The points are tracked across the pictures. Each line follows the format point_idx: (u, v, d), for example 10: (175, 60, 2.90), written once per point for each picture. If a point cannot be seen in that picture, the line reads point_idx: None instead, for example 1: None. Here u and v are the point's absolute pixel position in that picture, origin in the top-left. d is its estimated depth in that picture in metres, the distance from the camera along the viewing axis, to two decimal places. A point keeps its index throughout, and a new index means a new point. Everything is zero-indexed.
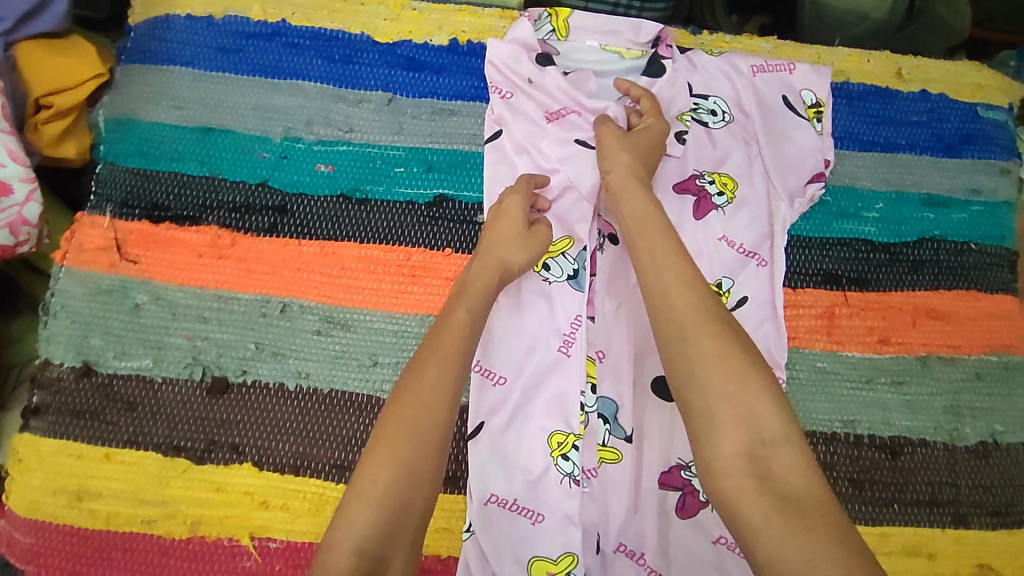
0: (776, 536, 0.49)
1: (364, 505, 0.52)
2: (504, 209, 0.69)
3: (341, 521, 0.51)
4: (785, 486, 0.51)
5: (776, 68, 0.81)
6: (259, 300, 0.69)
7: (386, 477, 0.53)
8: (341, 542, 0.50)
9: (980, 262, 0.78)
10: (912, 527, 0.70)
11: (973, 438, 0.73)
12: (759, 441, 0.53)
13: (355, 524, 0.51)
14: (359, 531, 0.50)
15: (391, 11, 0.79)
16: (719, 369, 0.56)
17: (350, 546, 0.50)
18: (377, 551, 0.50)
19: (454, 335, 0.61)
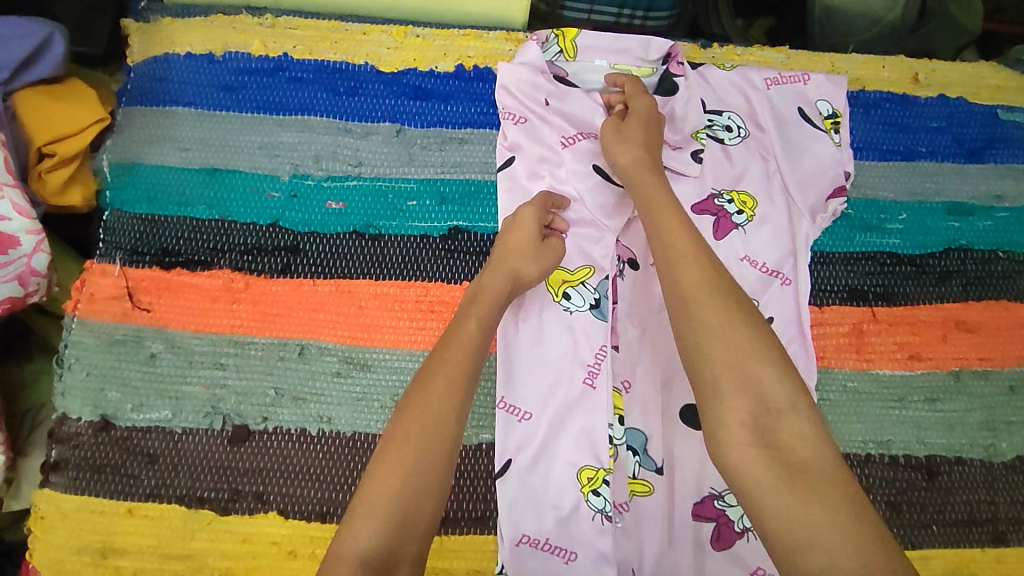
0: (801, 532, 0.46)
1: (371, 514, 0.51)
2: (518, 221, 0.68)
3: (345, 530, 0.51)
4: (808, 478, 0.49)
5: (789, 80, 0.79)
6: (277, 344, 0.67)
7: (393, 487, 0.52)
8: (347, 551, 0.49)
9: (1009, 270, 0.76)
10: (953, 549, 0.68)
11: (1010, 453, 0.71)
12: (766, 412, 0.52)
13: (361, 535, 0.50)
14: (364, 539, 0.50)
15: (394, 40, 0.79)
16: (724, 344, 0.54)
17: (355, 554, 0.49)
18: (383, 559, 0.50)
19: (474, 374, 0.59)
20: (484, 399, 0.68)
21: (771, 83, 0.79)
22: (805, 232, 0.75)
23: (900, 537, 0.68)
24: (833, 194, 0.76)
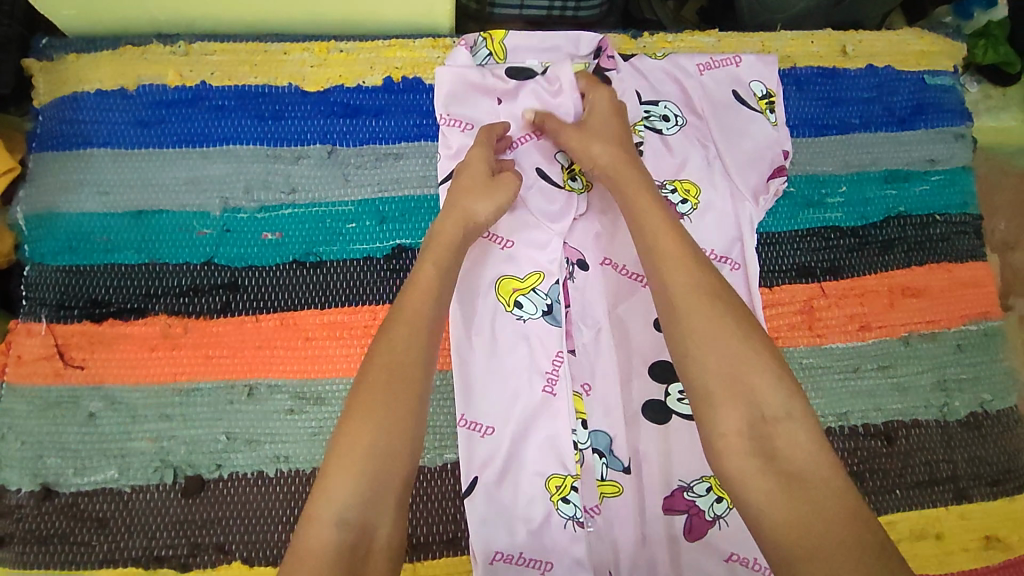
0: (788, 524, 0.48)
1: (347, 475, 0.51)
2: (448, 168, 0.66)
3: (319, 495, 0.51)
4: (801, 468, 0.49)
5: (723, 63, 0.78)
6: (223, 387, 0.65)
7: (363, 444, 0.52)
8: (322, 514, 0.50)
9: (948, 231, 0.78)
10: (917, 511, 0.70)
11: (963, 410, 0.73)
12: (766, 413, 0.52)
13: (335, 501, 0.51)
14: (340, 500, 0.51)
15: (317, 57, 0.75)
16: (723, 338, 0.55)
17: (332, 517, 0.50)
18: (360, 519, 0.50)
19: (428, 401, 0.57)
20: (444, 418, 0.67)
21: (705, 67, 0.78)
22: (750, 213, 0.75)
23: (888, 503, 0.70)
24: (774, 174, 0.76)
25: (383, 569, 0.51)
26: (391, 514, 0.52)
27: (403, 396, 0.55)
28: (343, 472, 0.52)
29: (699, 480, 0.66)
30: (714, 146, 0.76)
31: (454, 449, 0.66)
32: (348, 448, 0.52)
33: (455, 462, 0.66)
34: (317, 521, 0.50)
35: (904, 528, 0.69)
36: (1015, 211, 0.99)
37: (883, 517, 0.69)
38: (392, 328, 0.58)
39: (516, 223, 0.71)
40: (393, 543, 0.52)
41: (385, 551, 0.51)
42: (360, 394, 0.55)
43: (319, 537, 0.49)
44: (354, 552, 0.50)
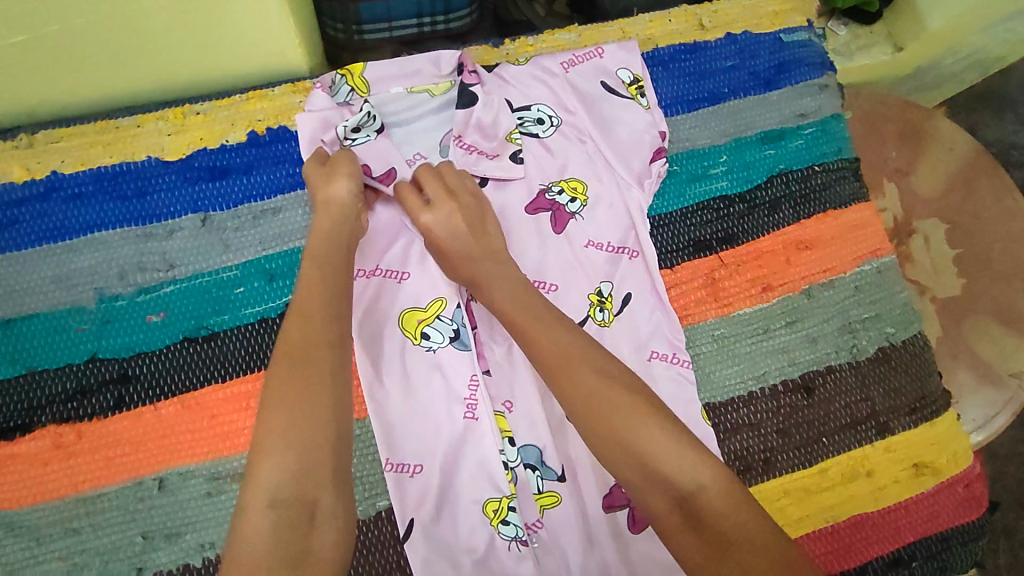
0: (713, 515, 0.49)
1: (272, 456, 0.50)
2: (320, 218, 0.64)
3: (247, 479, 0.49)
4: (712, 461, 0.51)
5: (586, 56, 0.78)
6: (132, 486, 0.63)
7: (284, 424, 0.51)
8: (252, 497, 0.48)
9: (828, 180, 0.80)
10: (846, 454, 0.72)
11: (871, 348, 0.75)
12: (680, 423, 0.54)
13: (262, 483, 0.49)
14: (269, 478, 0.49)
15: (172, 124, 0.72)
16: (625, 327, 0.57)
17: (264, 498, 0.48)
18: (294, 494, 0.49)
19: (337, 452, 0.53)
20: (370, 466, 0.65)
21: (567, 64, 0.77)
22: (636, 199, 0.75)
23: (761, 475, 0.70)
24: (653, 156, 0.76)
25: (331, 540, 0.49)
26: (330, 484, 0.50)
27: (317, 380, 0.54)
28: (268, 453, 0.50)
29: None
30: (591, 140, 0.77)
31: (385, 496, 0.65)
32: (268, 434, 0.51)
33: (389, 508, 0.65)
34: (250, 507, 0.48)
35: (773, 504, 0.70)
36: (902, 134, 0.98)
37: (754, 488, 0.70)
38: (298, 336, 0.56)
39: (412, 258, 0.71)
40: (340, 513, 0.50)
41: (331, 520, 0.49)
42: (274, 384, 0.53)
43: (255, 523, 0.47)
44: (297, 528, 0.48)
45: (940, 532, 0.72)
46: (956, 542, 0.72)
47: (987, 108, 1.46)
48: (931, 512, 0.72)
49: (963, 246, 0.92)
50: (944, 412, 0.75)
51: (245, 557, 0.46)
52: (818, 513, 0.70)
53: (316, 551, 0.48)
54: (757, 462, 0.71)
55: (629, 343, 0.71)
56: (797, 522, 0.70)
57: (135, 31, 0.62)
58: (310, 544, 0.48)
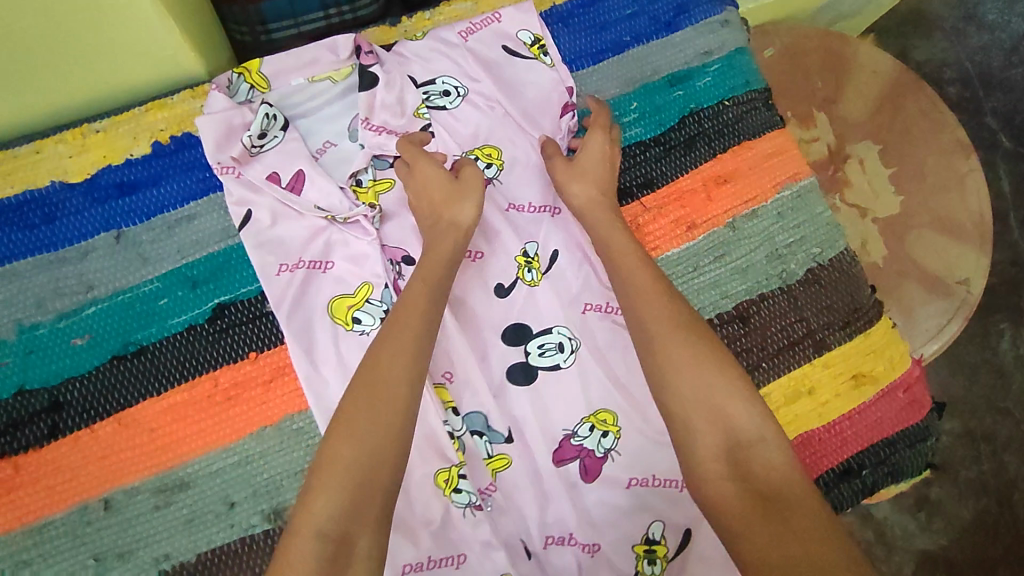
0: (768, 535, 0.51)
1: (325, 489, 0.52)
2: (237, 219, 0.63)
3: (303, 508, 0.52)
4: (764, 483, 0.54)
5: (484, 21, 0.77)
6: (78, 511, 0.63)
7: (342, 459, 0.53)
8: (303, 526, 0.51)
9: (739, 113, 0.80)
10: (787, 375, 0.73)
11: (800, 270, 0.77)
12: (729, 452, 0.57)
13: (315, 513, 0.52)
14: (320, 512, 0.52)
15: (73, 144, 0.70)
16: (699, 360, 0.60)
17: (313, 529, 0.51)
18: (339, 529, 0.51)
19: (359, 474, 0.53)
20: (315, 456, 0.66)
21: (465, 32, 0.77)
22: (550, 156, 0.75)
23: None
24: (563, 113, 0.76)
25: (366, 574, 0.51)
26: (371, 523, 0.52)
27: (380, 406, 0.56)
28: (325, 482, 0.53)
29: (580, 423, 0.69)
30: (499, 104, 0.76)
31: None
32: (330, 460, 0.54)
33: None
34: (299, 534, 0.51)
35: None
36: (825, 67, 1.03)
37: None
38: None
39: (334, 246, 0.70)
40: (374, 552, 0.52)
41: (365, 559, 0.52)
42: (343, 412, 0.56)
43: (300, 549, 0.50)
44: (334, 561, 0.50)
45: (886, 439, 0.74)
46: (903, 446, 0.74)
47: (912, 31, 1.47)
48: (875, 420, 0.74)
49: (897, 164, 0.99)
50: (878, 321, 0.76)
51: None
52: None
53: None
54: None
55: (559, 301, 0.71)
56: None
57: (23, 54, 0.62)
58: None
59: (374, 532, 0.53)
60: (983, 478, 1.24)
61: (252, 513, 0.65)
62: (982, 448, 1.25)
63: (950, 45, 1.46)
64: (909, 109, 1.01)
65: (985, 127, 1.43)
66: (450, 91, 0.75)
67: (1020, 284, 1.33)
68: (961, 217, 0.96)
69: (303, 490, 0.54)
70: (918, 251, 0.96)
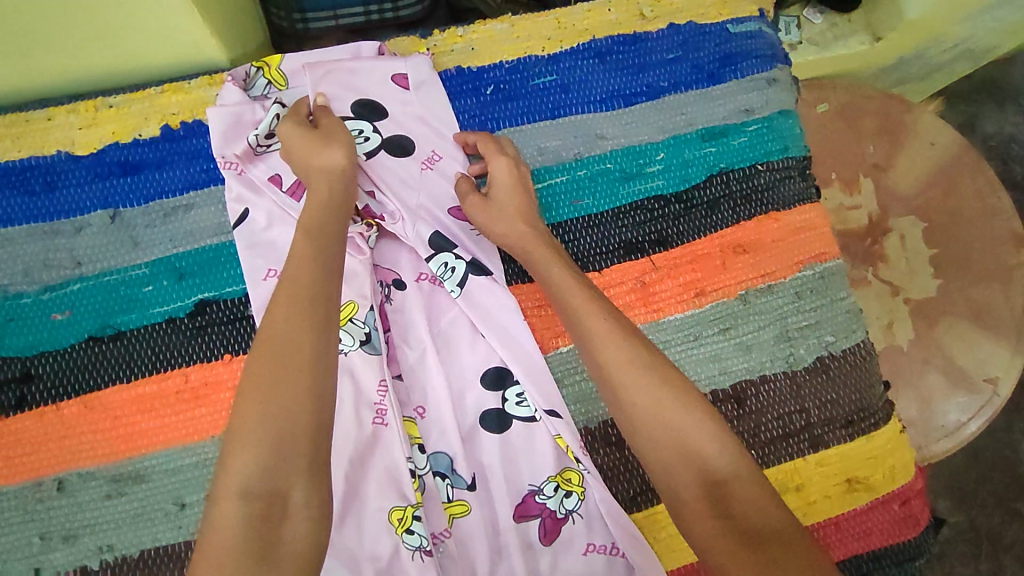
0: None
1: (245, 448, 0.49)
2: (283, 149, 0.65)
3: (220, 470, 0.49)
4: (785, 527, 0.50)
5: (422, 66, 0.73)
6: (30, 486, 0.62)
7: None
8: (224, 490, 0.48)
9: (771, 180, 0.75)
10: (776, 466, 0.69)
11: (809, 357, 0.72)
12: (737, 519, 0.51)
13: (235, 473, 0.49)
14: (240, 472, 0.49)
15: (84, 117, 0.70)
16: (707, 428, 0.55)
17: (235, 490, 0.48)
18: (264, 486, 0.48)
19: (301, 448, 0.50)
20: None
21: (399, 79, 0.73)
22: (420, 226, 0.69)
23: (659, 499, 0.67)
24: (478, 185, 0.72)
25: (303, 531, 0.49)
26: (303, 477, 0.50)
27: (291, 362, 0.52)
28: (242, 444, 0.49)
29: (547, 481, 0.66)
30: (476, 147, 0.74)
31: (187, 531, 0.63)
32: (244, 423, 0.50)
33: (181, 548, 0.62)
34: (222, 500, 0.48)
35: None
36: (881, 132, 0.96)
37: (646, 513, 0.67)
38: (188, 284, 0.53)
39: None
40: (312, 503, 0.49)
41: (301, 512, 0.49)
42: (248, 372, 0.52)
43: (225, 515, 0.48)
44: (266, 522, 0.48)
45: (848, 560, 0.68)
46: (888, 562, 0.69)
47: (986, 99, 1.38)
48: (863, 530, 0.69)
49: (941, 246, 0.93)
50: (885, 424, 0.71)
51: (223, 549, 0.47)
52: None
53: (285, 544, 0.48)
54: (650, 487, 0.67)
55: (521, 364, 0.66)
56: None
57: (47, 18, 0.61)
58: (278, 537, 0.48)
59: (309, 483, 0.50)
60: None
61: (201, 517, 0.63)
62: (983, 547, 1.18)
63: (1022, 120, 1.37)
64: (963, 192, 0.94)
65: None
66: (365, 141, 0.71)
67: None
68: (1003, 313, 0.90)
69: (222, 452, 0.50)
70: (950, 344, 0.90)
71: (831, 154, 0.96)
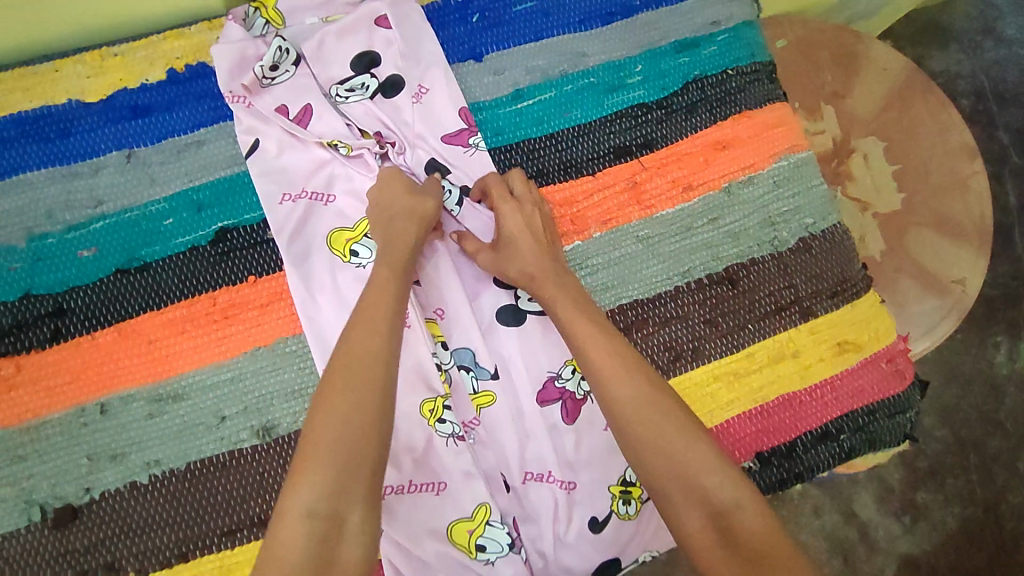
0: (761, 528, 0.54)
1: (308, 473, 0.53)
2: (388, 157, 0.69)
3: (287, 489, 0.53)
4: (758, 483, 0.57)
5: (397, 4, 0.77)
6: (73, 412, 0.65)
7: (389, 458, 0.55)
8: (290, 509, 0.52)
9: (742, 83, 0.81)
10: (771, 337, 0.74)
11: (792, 238, 0.78)
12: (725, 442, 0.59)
13: (300, 493, 0.52)
14: (306, 492, 0.52)
15: (91, 66, 0.72)
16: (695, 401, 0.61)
17: (299, 510, 0.52)
18: (327, 509, 0.52)
19: (360, 457, 0.54)
20: (307, 377, 0.68)
21: (382, 22, 0.77)
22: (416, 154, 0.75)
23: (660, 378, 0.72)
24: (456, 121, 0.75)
25: (357, 551, 0.52)
26: (361, 500, 0.53)
27: (357, 380, 0.57)
28: (307, 465, 0.53)
29: (564, 365, 0.70)
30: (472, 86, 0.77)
31: (228, 442, 0.66)
32: (310, 439, 0.54)
33: (225, 457, 0.65)
34: (286, 516, 0.52)
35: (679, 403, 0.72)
36: (838, 59, 1.03)
37: None
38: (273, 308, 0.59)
39: (321, 182, 0.72)
40: (367, 528, 0.53)
41: (357, 533, 0.52)
42: (322, 389, 0.57)
43: (289, 529, 0.51)
44: (326, 540, 0.51)
45: (745, 462, 0.72)
46: (883, 415, 0.75)
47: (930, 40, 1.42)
48: (856, 388, 0.75)
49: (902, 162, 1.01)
50: (865, 293, 0.77)
51: (280, 565, 0.50)
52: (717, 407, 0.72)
53: (343, 563, 0.51)
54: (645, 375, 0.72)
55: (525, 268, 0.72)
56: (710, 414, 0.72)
57: None
58: (337, 556, 0.51)
59: (366, 508, 0.53)
60: (970, 487, 1.24)
61: (242, 427, 0.66)
62: (969, 458, 1.26)
63: (964, 57, 1.42)
64: (917, 110, 1.02)
65: (996, 141, 1.40)
66: (347, 95, 0.75)
67: (1017, 299, 1.32)
68: (963, 219, 0.97)
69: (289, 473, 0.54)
70: (918, 251, 0.97)
71: (793, 83, 1.03)
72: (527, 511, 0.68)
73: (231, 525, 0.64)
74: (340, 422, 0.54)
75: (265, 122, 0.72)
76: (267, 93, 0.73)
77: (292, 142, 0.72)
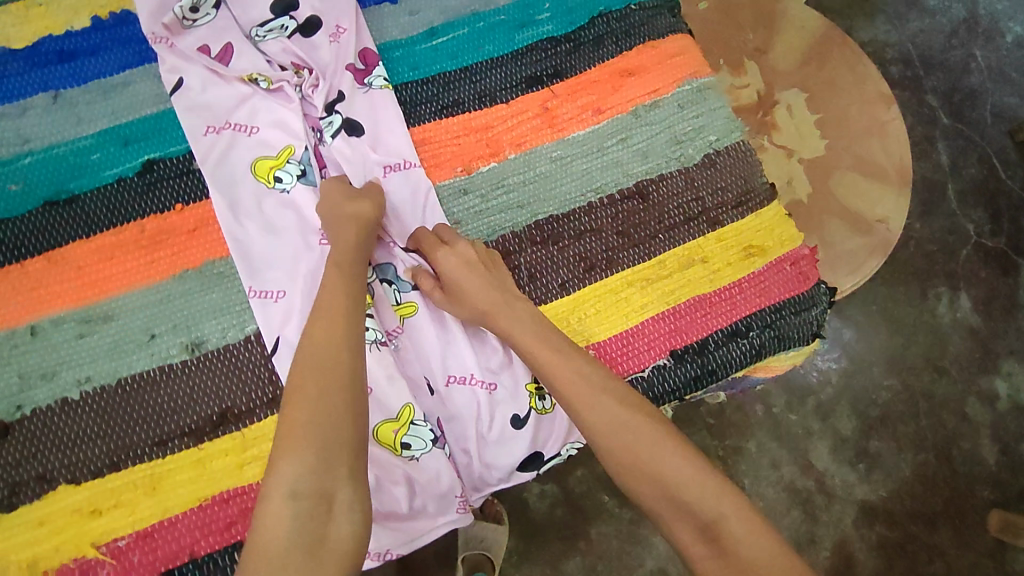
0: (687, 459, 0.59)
1: (290, 454, 0.55)
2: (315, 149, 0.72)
3: (270, 472, 0.55)
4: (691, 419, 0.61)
5: None
6: (3, 335, 0.67)
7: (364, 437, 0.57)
8: (275, 490, 0.54)
9: (645, 17, 0.87)
10: (681, 245, 0.79)
11: (698, 155, 0.83)
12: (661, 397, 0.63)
13: (284, 477, 0.54)
14: (290, 475, 0.54)
15: (17, 15, 0.76)
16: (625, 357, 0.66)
17: (284, 491, 0.54)
18: (314, 489, 0.54)
19: (333, 434, 0.56)
20: (234, 296, 0.70)
21: None
22: (323, 91, 0.77)
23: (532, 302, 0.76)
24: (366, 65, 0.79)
25: (346, 529, 0.54)
26: (345, 479, 0.55)
27: (331, 367, 0.59)
28: (289, 449, 0.55)
29: None
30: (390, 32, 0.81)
31: (158, 359, 0.68)
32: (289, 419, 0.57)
33: (156, 373, 0.68)
34: (273, 499, 0.54)
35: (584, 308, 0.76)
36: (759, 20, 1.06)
37: (567, 300, 0.76)
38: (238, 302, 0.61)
39: (243, 116, 0.76)
40: (355, 504, 0.55)
41: (346, 512, 0.54)
42: (292, 376, 0.59)
43: (277, 512, 0.53)
44: (313, 519, 0.53)
45: (634, 374, 0.76)
46: (789, 312, 0.79)
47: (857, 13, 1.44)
48: (762, 288, 0.80)
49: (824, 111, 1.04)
50: (768, 204, 0.82)
51: (269, 551, 0.52)
52: (618, 319, 0.76)
53: (334, 539, 0.53)
54: (557, 284, 0.76)
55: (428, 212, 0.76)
56: (598, 327, 0.76)
57: None
58: (326, 532, 0.53)
59: (352, 486, 0.55)
60: (922, 434, 1.25)
61: (171, 345, 0.68)
62: (919, 405, 1.27)
63: (891, 27, 1.44)
64: (836, 63, 1.06)
65: (926, 105, 1.42)
66: (266, 36, 0.79)
67: (957, 252, 1.35)
68: (883, 160, 1.01)
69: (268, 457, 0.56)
70: (843, 194, 1.01)
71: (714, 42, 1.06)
72: (450, 412, 0.71)
73: (161, 436, 0.66)
74: (316, 403, 0.57)
75: (188, 61, 0.76)
76: (190, 35, 0.77)
77: (214, 78, 0.76)
